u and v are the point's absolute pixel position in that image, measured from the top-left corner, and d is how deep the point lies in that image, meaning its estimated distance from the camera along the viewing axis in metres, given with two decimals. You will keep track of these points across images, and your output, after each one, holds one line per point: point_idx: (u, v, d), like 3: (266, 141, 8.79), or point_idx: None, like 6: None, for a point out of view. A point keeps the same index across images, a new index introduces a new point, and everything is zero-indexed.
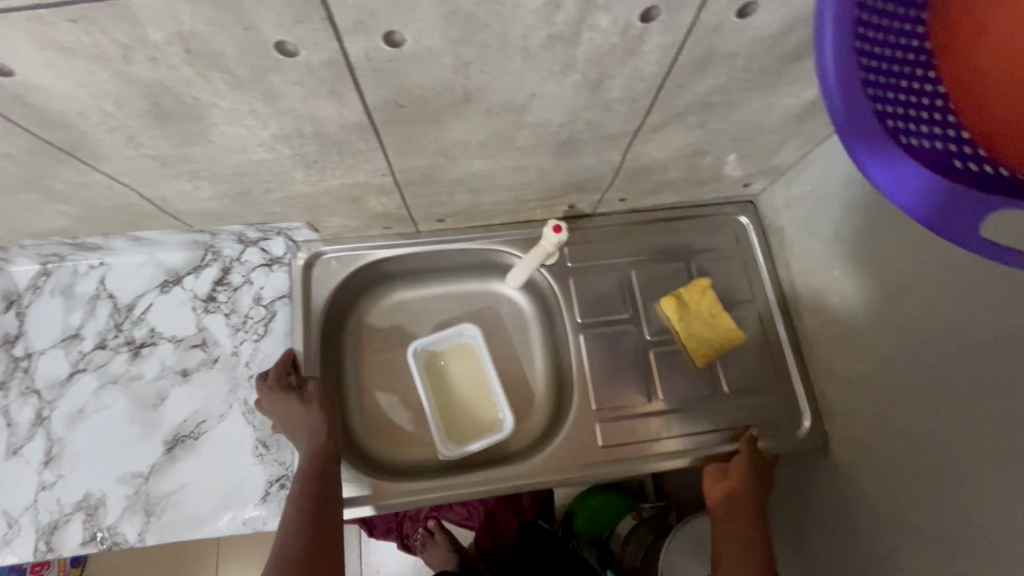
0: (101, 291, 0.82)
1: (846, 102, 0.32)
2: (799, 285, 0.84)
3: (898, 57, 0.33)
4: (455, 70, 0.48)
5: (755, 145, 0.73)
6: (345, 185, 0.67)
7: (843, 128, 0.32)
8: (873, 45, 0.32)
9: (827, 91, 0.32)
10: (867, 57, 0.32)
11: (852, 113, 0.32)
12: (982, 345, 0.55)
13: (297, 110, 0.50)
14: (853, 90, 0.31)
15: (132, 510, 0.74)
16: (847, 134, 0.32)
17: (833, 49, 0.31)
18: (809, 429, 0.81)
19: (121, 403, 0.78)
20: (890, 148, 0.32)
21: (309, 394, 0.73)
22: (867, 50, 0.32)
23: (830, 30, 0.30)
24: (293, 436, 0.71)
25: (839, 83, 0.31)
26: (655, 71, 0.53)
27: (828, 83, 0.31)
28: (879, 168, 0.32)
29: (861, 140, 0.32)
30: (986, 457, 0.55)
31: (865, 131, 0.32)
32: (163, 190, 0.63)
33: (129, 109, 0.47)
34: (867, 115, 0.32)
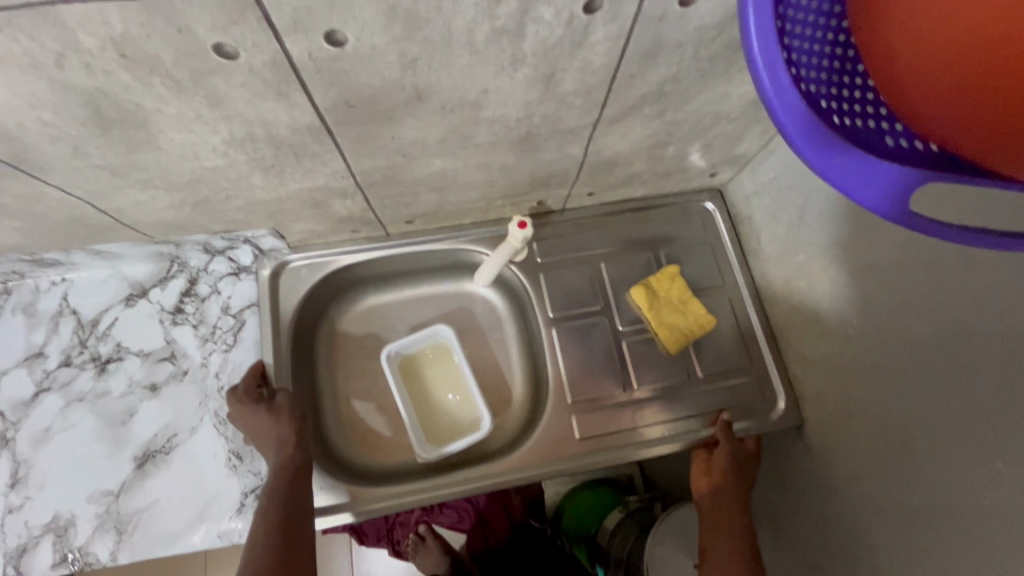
0: (64, 307, 0.80)
1: (777, 84, 0.32)
2: (768, 272, 0.85)
3: (816, 50, 0.35)
4: (402, 68, 0.47)
5: (715, 134, 0.74)
6: (306, 190, 0.66)
7: (777, 109, 0.33)
8: (792, 36, 0.34)
9: (756, 72, 0.33)
10: (788, 47, 0.34)
11: (783, 95, 0.32)
12: (941, 321, 0.56)
13: (245, 114, 0.50)
14: (782, 71, 0.32)
15: (103, 529, 0.73)
16: (781, 114, 0.33)
17: (758, 34, 0.32)
18: (783, 410, 0.81)
19: (88, 421, 0.77)
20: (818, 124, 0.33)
21: (278, 405, 0.73)
22: (787, 41, 0.34)
23: (753, 17, 0.32)
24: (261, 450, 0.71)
25: (768, 66, 0.32)
26: (605, 63, 0.53)
27: (756, 67, 0.32)
28: (809, 145, 0.33)
29: (797, 121, 0.32)
30: (953, 431, 0.56)
31: (797, 111, 0.32)
32: (117, 201, 0.62)
33: (70, 118, 0.46)
34: (798, 97, 0.32)
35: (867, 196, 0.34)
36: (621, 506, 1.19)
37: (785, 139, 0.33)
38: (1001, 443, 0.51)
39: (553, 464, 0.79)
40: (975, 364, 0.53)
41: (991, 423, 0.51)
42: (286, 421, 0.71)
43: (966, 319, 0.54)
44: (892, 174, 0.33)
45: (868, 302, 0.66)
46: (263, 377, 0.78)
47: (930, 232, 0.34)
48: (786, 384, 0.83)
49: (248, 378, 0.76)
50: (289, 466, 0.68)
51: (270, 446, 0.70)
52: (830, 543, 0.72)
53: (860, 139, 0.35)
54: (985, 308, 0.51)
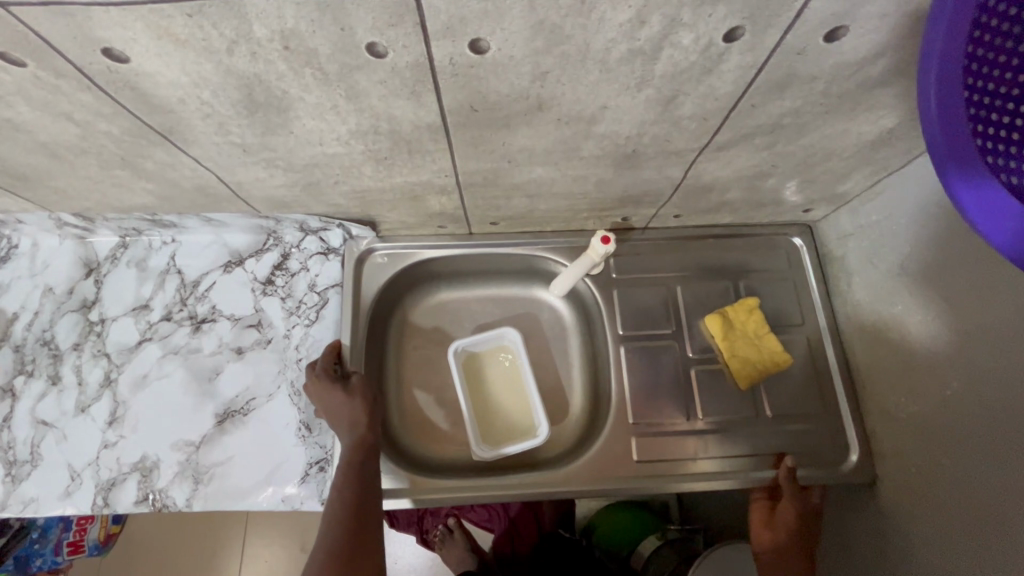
0: (170, 266, 0.87)
1: (945, 124, 0.42)
2: (858, 318, 0.82)
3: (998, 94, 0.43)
4: (533, 79, 0.49)
5: (822, 170, 0.72)
6: (409, 183, 0.69)
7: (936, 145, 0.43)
8: (976, 79, 0.42)
9: (930, 124, 0.43)
10: (970, 90, 0.42)
11: (951, 134, 0.42)
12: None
13: (375, 108, 0.52)
14: (955, 113, 0.42)
15: (182, 476, 0.78)
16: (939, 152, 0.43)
17: (938, 84, 0.41)
18: (856, 461, 0.79)
19: (180, 373, 0.82)
20: (979, 172, 0.42)
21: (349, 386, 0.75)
22: (970, 85, 0.42)
23: (933, 72, 0.41)
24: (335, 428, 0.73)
25: (934, 112, 0.42)
26: (730, 91, 0.52)
27: (926, 109, 0.43)
28: (969, 191, 0.43)
29: (953, 160, 0.43)
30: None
31: (958, 149, 0.42)
32: (240, 175, 0.66)
33: (225, 98, 0.50)
34: (959, 139, 0.42)
35: (1000, 235, 0.42)
36: (659, 533, 1.17)
37: (942, 177, 0.44)
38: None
39: (605, 483, 0.80)
40: None
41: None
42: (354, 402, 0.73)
43: None
44: (1017, 220, 0.40)
45: (973, 370, 0.62)
46: (338, 359, 0.81)
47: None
48: (858, 429, 0.81)
49: (325, 357, 0.79)
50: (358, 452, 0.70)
51: (343, 425, 0.72)
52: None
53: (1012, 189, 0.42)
54: None
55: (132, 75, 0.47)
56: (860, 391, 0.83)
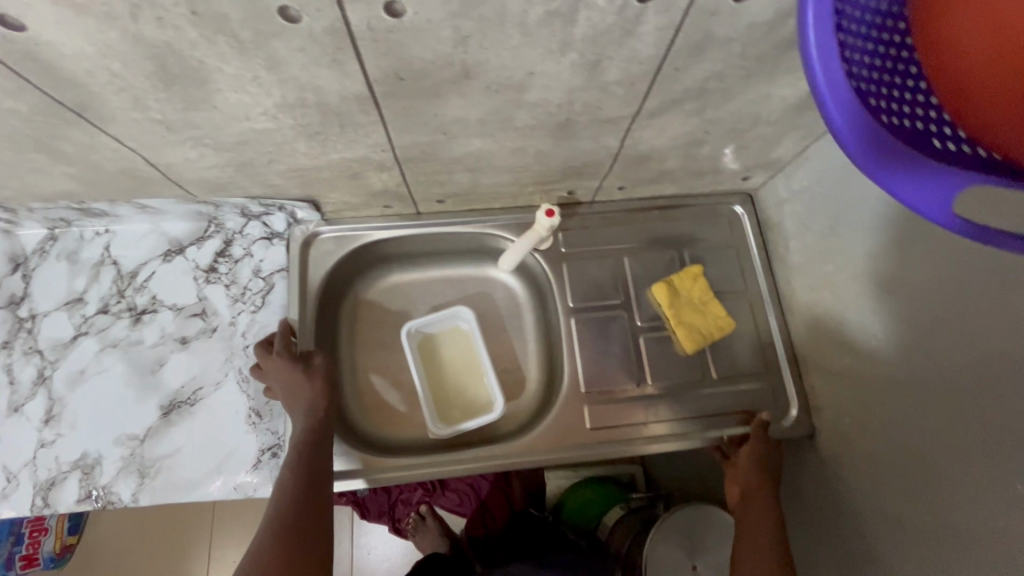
0: (105, 257, 0.83)
1: (837, 99, 0.33)
2: (794, 280, 0.86)
3: (879, 60, 0.35)
4: (454, 44, 0.49)
5: (753, 136, 0.74)
6: (346, 160, 0.68)
7: (836, 124, 0.33)
8: (856, 51, 0.34)
9: (816, 81, 0.33)
10: (851, 62, 0.34)
11: (846, 110, 0.33)
12: (983, 349, 0.55)
13: (299, 79, 0.52)
14: (841, 82, 0.33)
15: (126, 471, 0.76)
16: (844, 135, 0.33)
17: (818, 50, 0.32)
18: (795, 416, 0.84)
19: (120, 367, 0.80)
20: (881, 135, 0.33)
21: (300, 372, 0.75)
22: (849, 56, 0.34)
23: (812, 41, 0.32)
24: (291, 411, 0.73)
25: (829, 78, 0.32)
26: (652, 54, 0.54)
27: (813, 75, 0.33)
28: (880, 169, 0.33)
29: (856, 132, 0.33)
30: (979, 455, 0.56)
31: (859, 132, 0.33)
32: (167, 156, 0.64)
33: (137, 70, 0.48)
34: (859, 113, 0.33)
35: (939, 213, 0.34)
36: (622, 503, 1.20)
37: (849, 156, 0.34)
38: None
39: (562, 451, 0.82)
40: (1005, 389, 0.53)
41: (1018, 450, 0.51)
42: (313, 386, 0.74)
43: (1001, 335, 0.53)
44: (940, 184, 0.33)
45: (899, 321, 0.66)
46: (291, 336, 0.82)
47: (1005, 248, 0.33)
48: (797, 387, 0.85)
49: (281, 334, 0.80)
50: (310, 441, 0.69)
51: (300, 407, 0.72)
52: (851, 559, 0.72)
53: (932, 151, 0.34)
54: (1016, 320, 0.51)
55: (31, 46, 0.45)
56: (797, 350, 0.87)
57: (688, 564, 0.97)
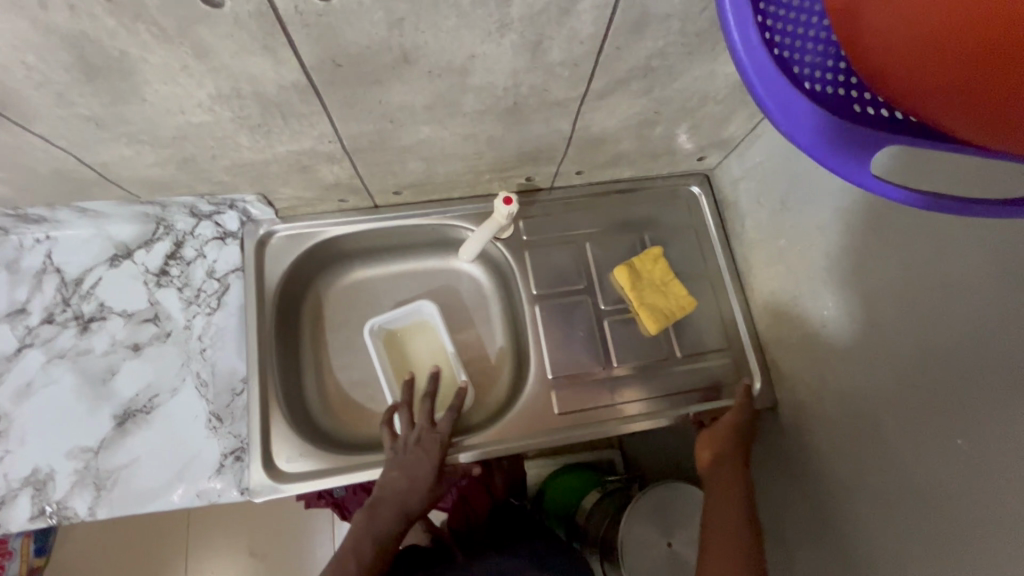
0: (47, 265, 0.80)
1: (759, 67, 0.33)
2: (751, 257, 0.88)
3: (800, 29, 0.35)
4: (389, 27, 0.48)
5: (703, 115, 0.75)
6: (293, 152, 0.66)
7: (762, 96, 0.34)
8: (774, 21, 0.34)
9: (736, 49, 0.33)
10: (768, 32, 0.34)
11: (766, 77, 0.33)
12: (930, 313, 0.56)
13: (231, 68, 0.50)
14: (761, 48, 0.33)
15: (81, 485, 0.73)
16: (767, 103, 0.33)
17: (736, 17, 0.32)
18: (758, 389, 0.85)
19: (69, 378, 0.77)
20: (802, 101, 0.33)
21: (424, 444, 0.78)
22: (767, 26, 0.34)
23: (729, 8, 0.32)
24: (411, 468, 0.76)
25: (748, 44, 0.33)
26: (592, 33, 0.53)
27: (733, 43, 0.33)
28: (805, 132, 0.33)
29: (775, 99, 0.33)
30: (924, 416, 0.58)
31: (784, 101, 0.33)
32: (102, 154, 0.61)
33: (54, 62, 0.46)
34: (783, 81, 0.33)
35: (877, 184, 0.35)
36: (599, 487, 1.21)
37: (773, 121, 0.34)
38: (974, 429, 0.52)
39: (533, 436, 0.82)
40: (950, 350, 0.54)
41: (968, 408, 0.53)
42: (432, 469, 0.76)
43: (945, 300, 0.55)
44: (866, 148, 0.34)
45: (849, 292, 0.68)
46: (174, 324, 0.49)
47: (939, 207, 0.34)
48: (758, 361, 0.87)
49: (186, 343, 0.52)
50: (402, 512, 0.74)
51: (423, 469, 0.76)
52: (810, 520, 0.75)
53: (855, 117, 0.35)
54: (961, 286, 0.53)
55: None
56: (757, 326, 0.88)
57: (663, 543, 0.98)
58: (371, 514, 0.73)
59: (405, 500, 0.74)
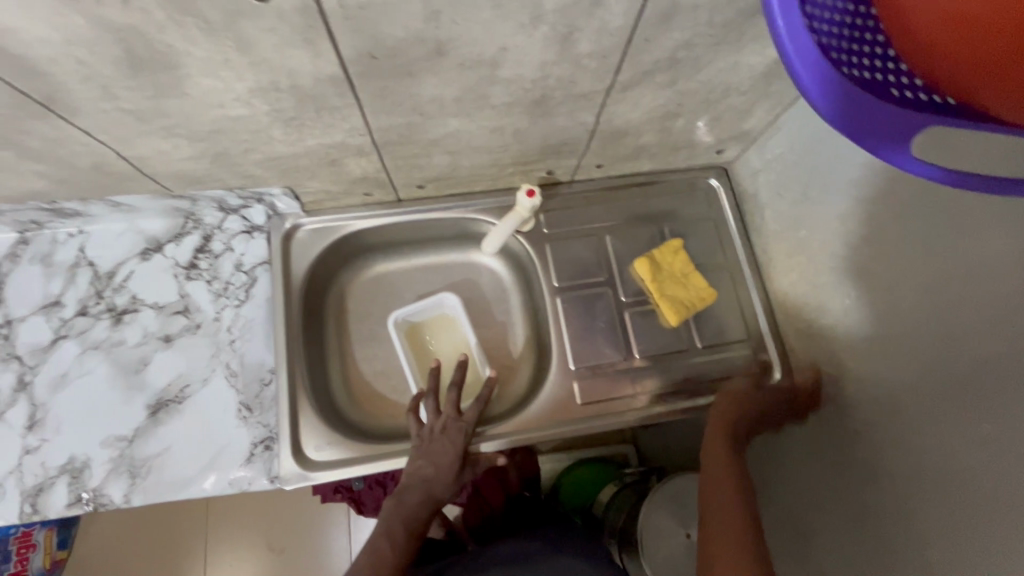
0: (81, 259, 0.82)
1: (801, 50, 0.34)
2: (771, 249, 0.88)
3: (841, 14, 0.36)
4: (426, 20, 0.49)
5: (724, 107, 0.75)
6: (324, 146, 0.68)
7: (803, 79, 0.35)
8: (816, 5, 0.35)
9: (778, 33, 0.34)
10: (811, 16, 0.35)
11: (808, 60, 0.34)
12: (952, 301, 0.57)
13: (271, 61, 0.51)
14: (803, 32, 0.34)
15: (117, 472, 0.75)
16: (807, 84, 0.35)
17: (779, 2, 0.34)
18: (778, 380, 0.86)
19: (103, 368, 0.78)
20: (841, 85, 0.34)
21: (449, 433, 0.80)
22: (809, 10, 0.35)
23: None
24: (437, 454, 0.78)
25: (791, 28, 0.34)
26: (622, 24, 0.54)
27: (776, 26, 0.34)
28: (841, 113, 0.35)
29: (816, 81, 0.34)
30: (944, 400, 0.59)
31: (824, 82, 0.34)
32: (140, 148, 0.63)
33: (103, 56, 0.48)
34: (825, 63, 0.34)
35: (913, 163, 0.36)
36: (615, 480, 1.22)
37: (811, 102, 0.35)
38: (995, 412, 0.53)
39: (555, 426, 0.83)
40: (975, 336, 0.55)
41: (989, 393, 0.53)
42: (457, 457, 0.78)
43: (965, 286, 0.56)
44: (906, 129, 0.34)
45: (871, 282, 0.68)
46: None
47: (976, 188, 0.35)
48: (778, 352, 0.88)
49: None
50: (428, 497, 0.76)
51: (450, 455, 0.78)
52: (830, 508, 0.75)
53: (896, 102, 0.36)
54: (985, 271, 0.53)
55: None
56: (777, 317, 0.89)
57: (680, 532, 0.98)
58: (398, 499, 0.75)
59: (431, 486, 0.76)
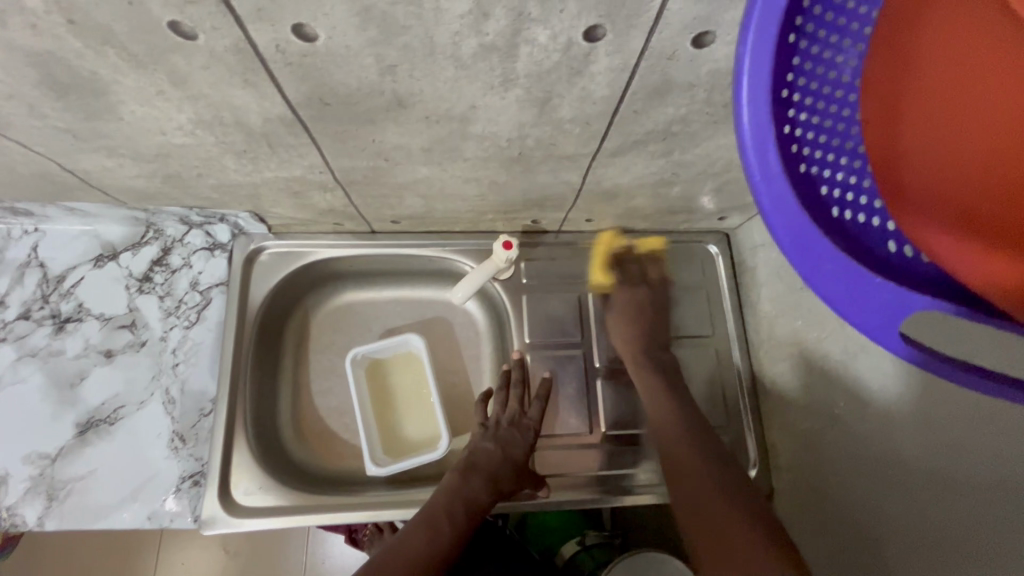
0: (32, 258, 0.78)
1: (773, 194, 0.34)
2: (764, 331, 0.81)
3: (832, 146, 0.36)
4: (380, 73, 0.44)
5: (726, 180, 0.69)
6: (283, 178, 0.63)
7: (774, 225, 0.34)
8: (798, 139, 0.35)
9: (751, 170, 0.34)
10: (796, 145, 0.36)
11: (781, 204, 0.34)
12: (941, 444, 0.51)
13: (210, 97, 0.46)
14: (777, 175, 0.34)
15: (34, 492, 0.71)
16: (783, 237, 0.34)
17: (753, 139, 0.33)
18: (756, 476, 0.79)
19: (38, 378, 0.74)
20: (813, 240, 0.34)
21: (519, 426, 0.77)
22: (789, 146, 0.35)
23: (747, 130, 0.33)
24: (507, 445, 0.74)
25: (764, 171, 0.34)
26: (607, 94, 0.48)
27: (750, 165, 0.34)
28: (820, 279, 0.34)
29: (790, 235, 0.34)
30: (923, 539, 0.53)
31: (799, 236, 0.34)
32: (83, 163, 0.58)
33: (21, 77, 0.43)
34: (797, 207, 0.34)
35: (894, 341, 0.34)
36: (578, 536, 1.10)
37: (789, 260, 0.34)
38: (948, 516, 0.50)
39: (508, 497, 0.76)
40: (964, 491, 0.48)
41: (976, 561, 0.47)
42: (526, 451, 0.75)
43: (955, 431, 0.49)
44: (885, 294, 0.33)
45: (862, 399, 0.61)
46: None
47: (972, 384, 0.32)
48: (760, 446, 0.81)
49: None
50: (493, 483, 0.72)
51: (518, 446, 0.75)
52: None
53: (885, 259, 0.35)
54: (981, 421, 0.47)
55: None
56: (761, 403, 0.82)
57: None
58: (465, 476, 0.71)
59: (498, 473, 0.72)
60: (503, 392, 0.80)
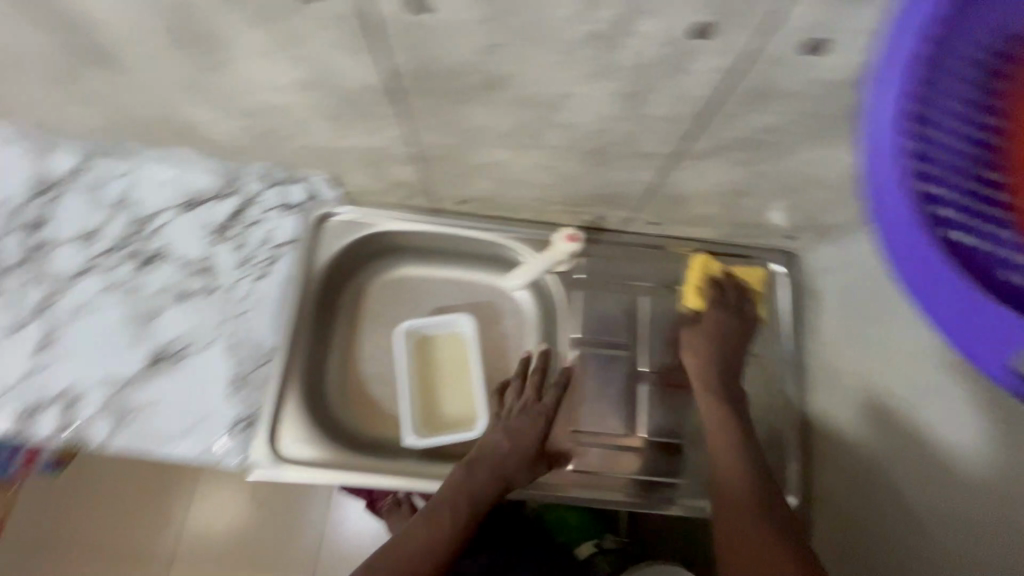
0: (126, 198, 0.84)
1: (897, 207, 0.28)
2: (822, 359, 0.78)
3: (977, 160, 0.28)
4: (483, 50, 0.45)
5: (805, 198, 0.67)
6: (365, 147, 0.65)
7: (893, 245, 0.29)
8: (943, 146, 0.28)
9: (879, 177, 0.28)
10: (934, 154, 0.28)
11: (904, 221, 0.28)
12: (1001, 500, 0.50)
13: (317, 59, 0.48)
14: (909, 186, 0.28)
15: (105, 413, 0.76)
16: (904, 259, 0.28)
17: (882, 141, 0.28)
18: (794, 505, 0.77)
19: (119, 309, 0.80)
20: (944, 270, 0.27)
21: (530, 415, 0.77)
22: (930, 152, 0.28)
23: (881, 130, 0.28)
24: (517, 433, 0.75)
25: (892, 178, 0.28)
26: (702, 95, 0.48)
27: (875, 169, 0.28)
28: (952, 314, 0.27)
29: (913, 260, 0.28)
30: None
31: (924, 261, 0.28)
32: (187, 112, 0.62)
33: (154, 23, 0.47)
34: (925, 228, 0.28)
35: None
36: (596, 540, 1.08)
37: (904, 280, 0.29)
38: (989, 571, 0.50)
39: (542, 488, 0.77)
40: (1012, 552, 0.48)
41: None
42: (536, 441, 0.75)
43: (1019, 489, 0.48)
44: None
45: (927, 440, 0.58)
46: None
47: None
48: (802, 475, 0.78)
49: None
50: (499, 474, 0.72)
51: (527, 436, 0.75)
52: None
53: None
54: None
55: None
56: (809, 431, 0.80)
57: None
58: (470, 467, 0.71)
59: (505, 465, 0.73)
60: (520, 381, 0.81)
